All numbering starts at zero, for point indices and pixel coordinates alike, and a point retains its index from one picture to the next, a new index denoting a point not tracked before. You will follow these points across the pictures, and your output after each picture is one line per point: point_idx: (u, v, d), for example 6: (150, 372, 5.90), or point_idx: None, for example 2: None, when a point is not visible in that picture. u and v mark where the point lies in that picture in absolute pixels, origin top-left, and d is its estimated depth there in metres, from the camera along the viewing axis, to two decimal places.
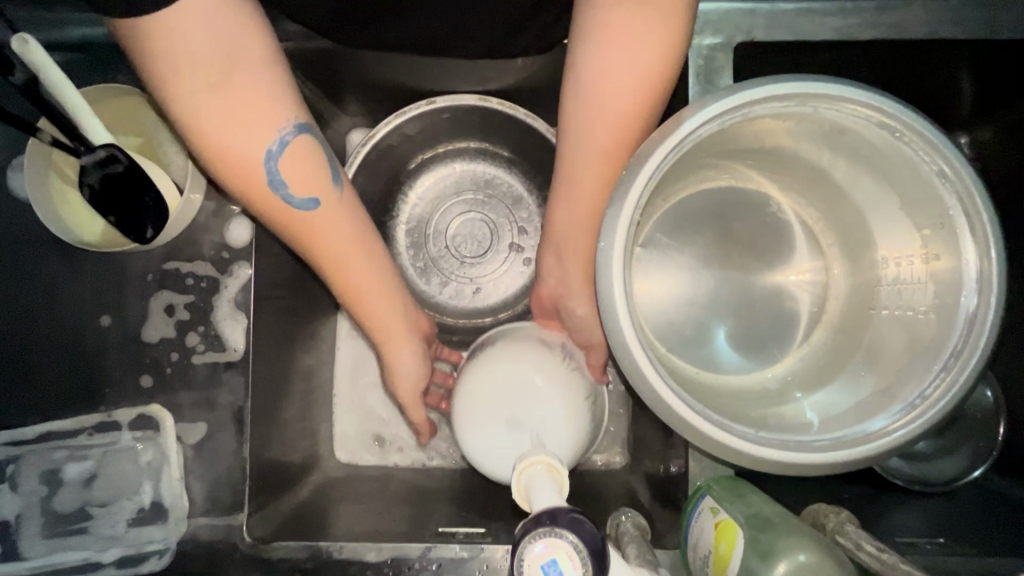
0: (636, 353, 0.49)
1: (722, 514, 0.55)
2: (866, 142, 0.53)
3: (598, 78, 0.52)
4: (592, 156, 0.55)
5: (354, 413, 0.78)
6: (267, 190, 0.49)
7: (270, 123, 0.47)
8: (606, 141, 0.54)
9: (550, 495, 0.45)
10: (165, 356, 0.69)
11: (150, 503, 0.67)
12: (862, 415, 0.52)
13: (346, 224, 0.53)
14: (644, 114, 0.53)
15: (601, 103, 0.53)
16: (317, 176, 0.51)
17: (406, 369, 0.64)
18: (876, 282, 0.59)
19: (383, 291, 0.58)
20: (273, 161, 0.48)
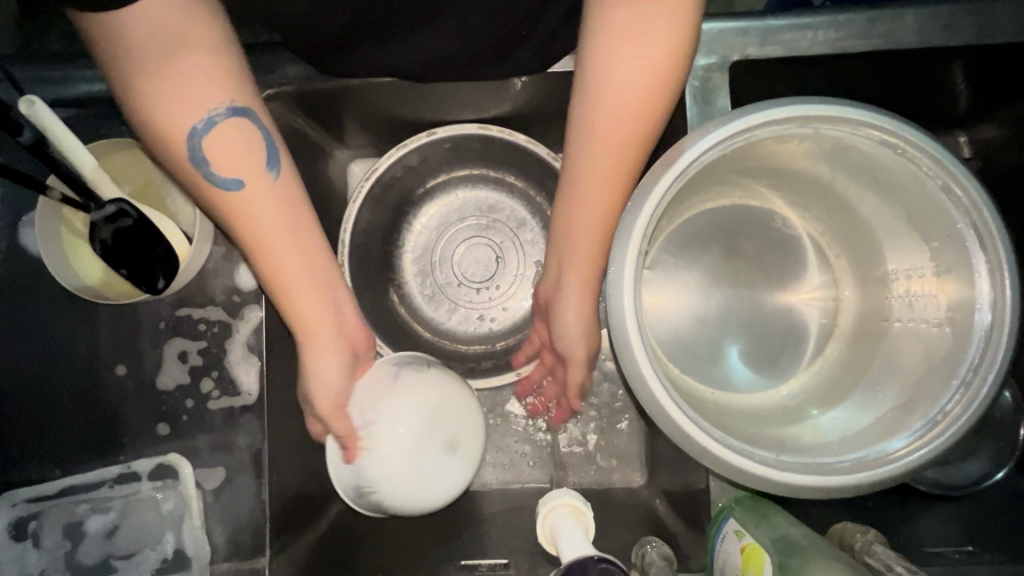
0: (652, 382, 0.49)
1: (748, 539, 0.54)
2: (869, 157, 0.54)
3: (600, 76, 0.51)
4: (596, 150, 0.54)
5: None
6: (191, 166, 0.49)
7: (197, 103, 0.48)
8: (612, 143, 0.53)
9: (576, 537, 0.49)
10: (181, 403, 0.70)
11: (173, 552, 0.67)
12: (882, 433, 0.52)
13: (271, 211, 0.51)
14: (648, 109, 0.52)
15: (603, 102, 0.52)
16: (247, 156, 0.51)
17: (329, 382, 0.58)
18: (887, 296, 0.59)
19: (316, 288, 0.55)
20: (198, 137, 0.49)
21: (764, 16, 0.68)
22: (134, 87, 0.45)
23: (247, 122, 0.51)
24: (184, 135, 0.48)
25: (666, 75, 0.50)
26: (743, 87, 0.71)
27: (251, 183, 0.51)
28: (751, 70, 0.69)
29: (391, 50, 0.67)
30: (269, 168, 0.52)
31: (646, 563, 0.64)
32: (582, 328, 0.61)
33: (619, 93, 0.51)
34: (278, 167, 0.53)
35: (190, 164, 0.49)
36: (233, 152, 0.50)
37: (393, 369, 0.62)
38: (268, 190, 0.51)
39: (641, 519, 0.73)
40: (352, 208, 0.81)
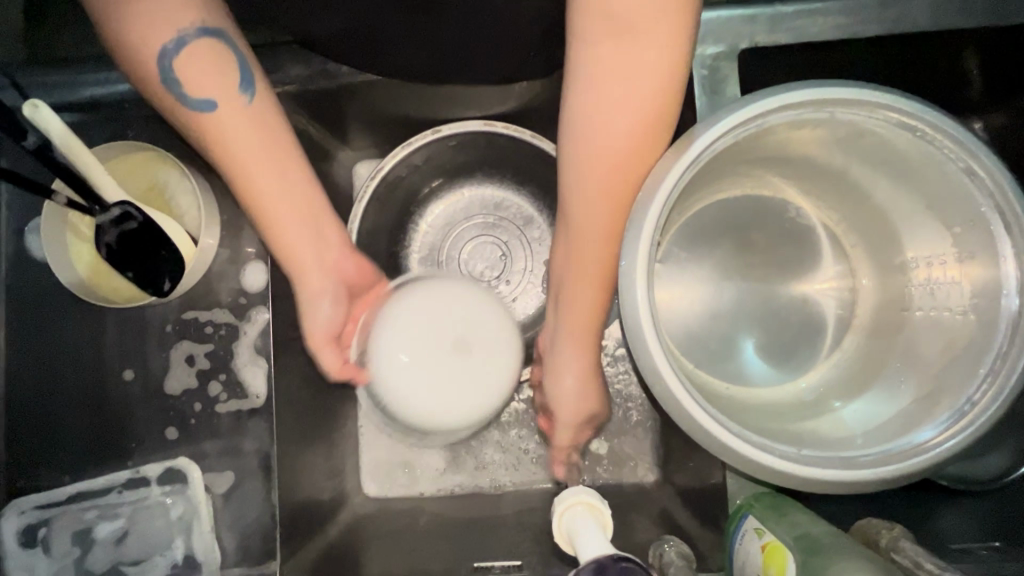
0: (667, 376, 0.47)
1: (768, 536, 0.53)
2: (886, 141, 0.52)
3: (593, 121, 0.47)
4: (593, 198, 0.50)
5: (381, 444, 0.79)
6: (166, 91, 0.50)
7: (165, 25, 0.49)
8: (605, 182, 0.49)
9: (594, 537, 0.48)
10: (189, 407, 0.69)
11: (183, 558, 0.67)
12: (907, 425, 0.50)
13: (245, 131, 0.52)
14: (646, 148, 0.48)
15: (597, 147, 0.48)
16: (218, 81, 0.51)
17: (319, 317, 0.60)
18: (907, 285, 0.57)
19: (295, 214, 0.55)
20: (169, 58, 0.50)
21: (773, 3, 0.67)
22: (104, 12, 0.47)
23: (218, 48, 0.51)
24: (156, 56, 0.49)
25: (658, 111, 0.46)
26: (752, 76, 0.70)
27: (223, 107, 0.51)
28: (761, 58, 0.68)
29: (396, 56, 0.66)
30: (243, 89, 0.52)
31: (664, 563, 0.63)
32: (575, 402, 0.61)
33: (606, 129, 0.47)
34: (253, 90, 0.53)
35: (164, 88, 0.50)
36: (205, 77, 0.51)
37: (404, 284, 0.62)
38: (237, 116, 0.52)
39: (655, 519, 0.72)
40: (357, 207, 0.82)
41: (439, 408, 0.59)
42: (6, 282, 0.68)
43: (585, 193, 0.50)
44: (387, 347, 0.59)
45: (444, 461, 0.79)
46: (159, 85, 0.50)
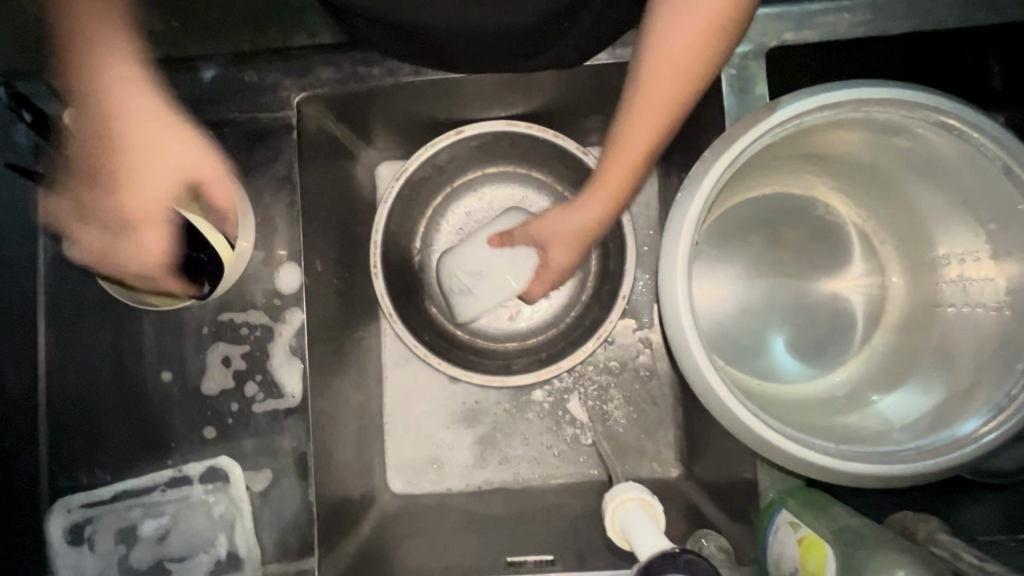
0: (709, 374, 0.48)
1: (804, 530, 0.54)
2: (919, 139, 0.53)
3: (673, 15, 0.48)
4: (652, 90, 0.52)
5: (410, 440, 0.86)
6: (88, 27, 0.51)
7: None
8: (667, 79, 0.51)
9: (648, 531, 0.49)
10: (226, 406, 0.70)
11: (226, 554, 0.68)
12: (944, 420, 0.51)
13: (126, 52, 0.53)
14: (703, 56, 0.50)
15: (669, 43, 0.49)
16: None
17: (148, 243, 0.58)
18: (938, 281, 0.58)
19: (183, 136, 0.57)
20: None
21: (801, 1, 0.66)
22: None
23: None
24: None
25: (721, 24, 0.48)
26: (780, 71, 0.70)
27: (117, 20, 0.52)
28: (788, 55, 0.68)
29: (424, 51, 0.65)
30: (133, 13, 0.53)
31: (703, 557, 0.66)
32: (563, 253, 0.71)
33: (677, 33, 0.49)
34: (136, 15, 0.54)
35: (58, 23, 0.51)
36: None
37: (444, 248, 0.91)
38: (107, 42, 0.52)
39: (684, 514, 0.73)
40: (382, 208, 0.83)
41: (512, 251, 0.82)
42: (48, 287, 0.70)
43: (646, 90, 0.52)
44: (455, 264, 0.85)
45: (473, 456, 0.85)
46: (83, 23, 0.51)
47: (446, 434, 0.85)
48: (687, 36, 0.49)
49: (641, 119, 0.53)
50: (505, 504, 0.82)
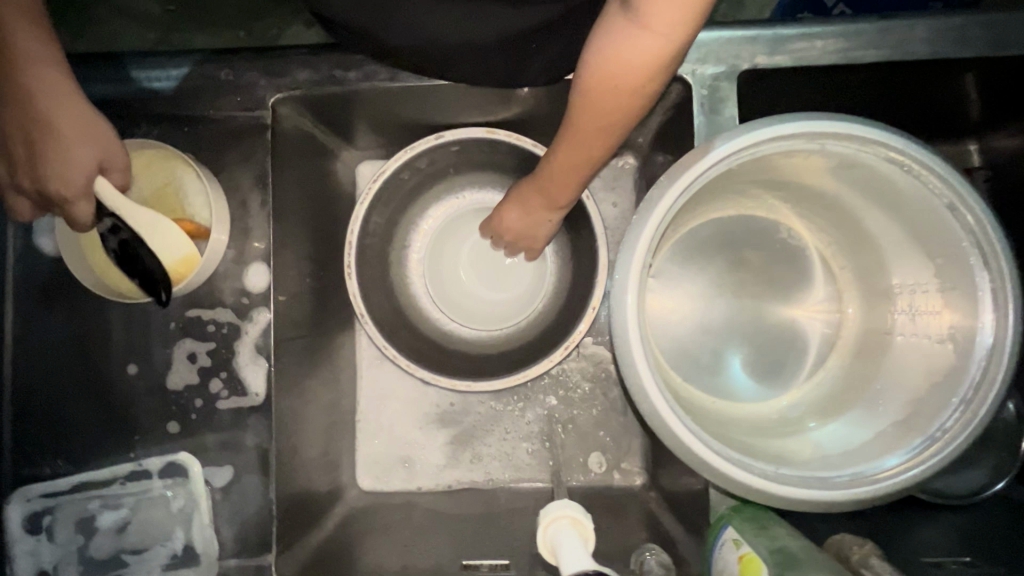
0: (654, 395, 0.49)
1: (745, 548, 0.55)
2: (873, 173, 0.54)
3: (593, 79, 0.56)
4: (575, 131, 0.61)
5: (382, 438, 0.87)
6: None
7: None
8: (587, 128, 0.61)
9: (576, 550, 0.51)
10: (190, 402, 0.71)
11: (183, 548, 0.69)
12: (880, 448, 0.52)
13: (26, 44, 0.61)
14: (617, 117, 0.59)
15: (589, 103, 0.58)
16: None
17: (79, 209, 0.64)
18: (891, 311, 0.59)
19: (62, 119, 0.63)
20: None
21: (773, 25, 0.67)
22: None
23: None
24: None
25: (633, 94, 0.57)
26: (751, 93, 0.71)
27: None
28: (761, 78, 0.69)
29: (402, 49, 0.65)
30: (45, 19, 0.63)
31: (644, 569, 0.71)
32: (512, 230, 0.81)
33: (601, 85, 0.56)
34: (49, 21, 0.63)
35: None
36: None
37: (423, 282, 0.95)
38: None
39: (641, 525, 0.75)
40: (360, 208, 0.84)
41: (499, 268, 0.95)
42: (16, 277, 0.70)
43: (572, 130, 0.62)
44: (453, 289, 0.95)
45: (443, 457, 0.86)
46: None
47: (417, 433, 0.87)
48: (605, 100, 0.57)
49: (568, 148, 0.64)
50: (467, 506, 0.83)
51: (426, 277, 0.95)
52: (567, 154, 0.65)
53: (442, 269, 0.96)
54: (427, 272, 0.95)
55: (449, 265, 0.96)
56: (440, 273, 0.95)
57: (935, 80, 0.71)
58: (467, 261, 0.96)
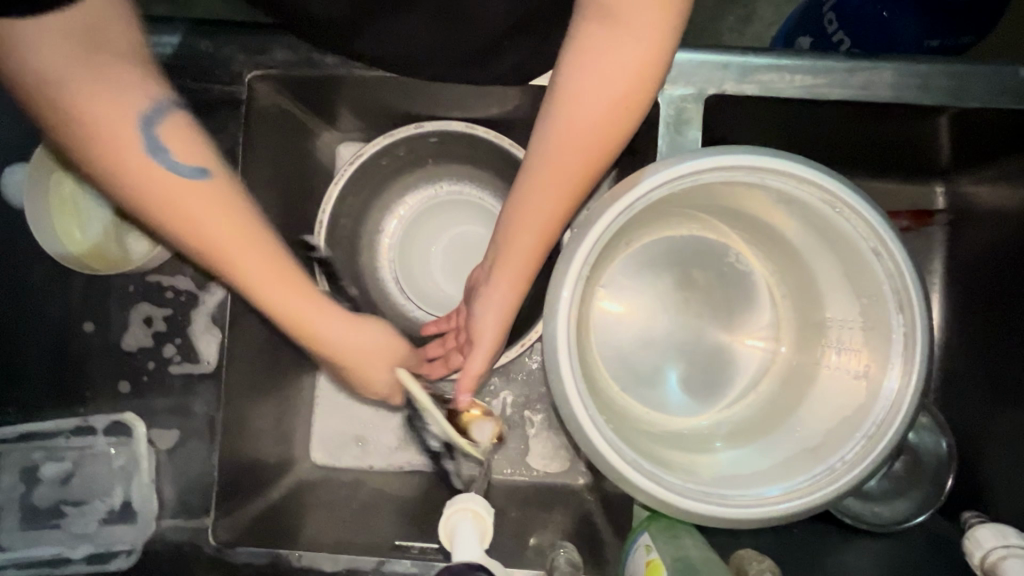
0: (574, 404, 0.51)
1: (653, 554, 0.58)
2: (810, 211, 0.57)
3: (578, 88, 0.56)
4: (559, 152, 0.58)
5: (338, 416, 0.88)
6: (147, 160, 0.50)
7: (132, 96, 0.50)
8: (574, 146, 0.58)
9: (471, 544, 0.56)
10: (143, 364, 0.73)
11: (120, 505, 0.71)
12: (786, 471, 0.55)
13: (219, 206, 0.51)
14: (607, 133, 0.57)
15: (575, 116, 0.57)
16: (135, 76, 0.50)
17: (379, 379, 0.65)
18: (822, 345, 0.61)
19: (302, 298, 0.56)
20: (150, 126, 0.51)
21: (745, 53, 0.69)
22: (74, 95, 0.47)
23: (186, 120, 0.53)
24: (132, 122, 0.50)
25: (622, 103, 0.56)
26: (718, 116, 0.73)
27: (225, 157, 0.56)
28: (728, 103, 0.71)
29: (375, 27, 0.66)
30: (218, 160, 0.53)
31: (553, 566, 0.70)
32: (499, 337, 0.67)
33: (590, 91, 0.56)
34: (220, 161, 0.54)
35: (143, 153, 0.50)
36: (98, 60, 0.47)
37: (392, 272, 0.97)
38: (228, 181, 0.53)
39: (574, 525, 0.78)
40: (333, 189, 0.84)
41: (469, 261, 0.98)
42: None
43: (555, 153, 0.58)
44: (422, 279, 0.98)
45: (397, 437, 0.87)
46: (136, 153, 0.49)
47: (372, 414, 0.88)
48: (591, 112, 0.56)
49: (551, 173, 0.59)
50: (411, 490, 0.84)
51: (396, 266, 0.98)
52: (546, 190, 0.60)
53: (412, 257, 0.98)
54: (397, 261, 0.98)
55: (420, 259, 0.99)
56: (410, 261, 0.98)
57: (900, 121, 0.73)
58: (438, 253, 0.99)
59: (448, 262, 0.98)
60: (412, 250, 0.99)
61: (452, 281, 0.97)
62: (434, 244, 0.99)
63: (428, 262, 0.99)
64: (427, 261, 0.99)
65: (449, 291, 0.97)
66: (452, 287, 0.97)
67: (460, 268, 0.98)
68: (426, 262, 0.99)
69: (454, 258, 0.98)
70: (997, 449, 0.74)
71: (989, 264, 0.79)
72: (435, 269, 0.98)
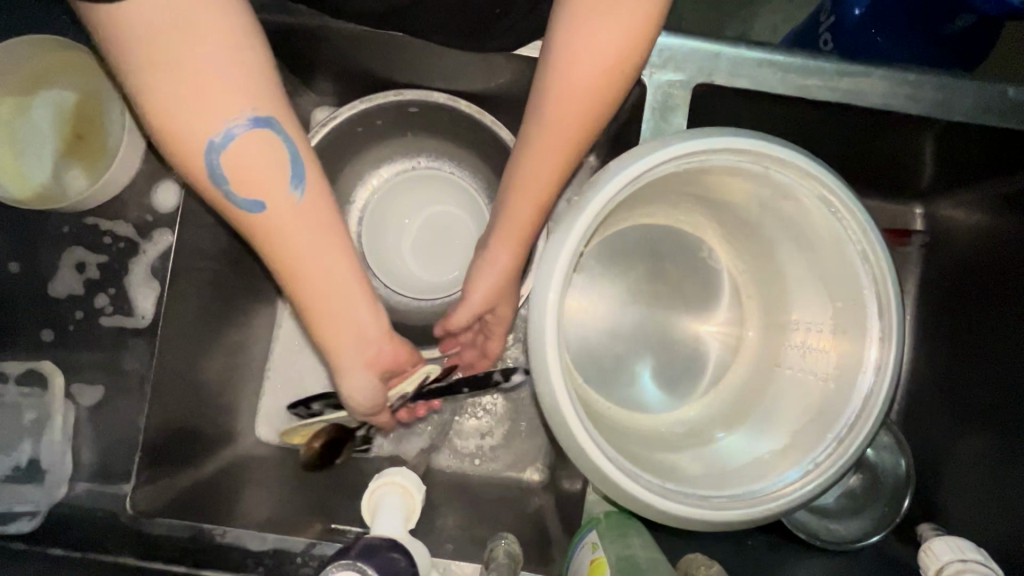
0: (558, 392, 0.48)
1: (599, 552, 0.55)
2: (795, 206, 0.55)
3: (578, 47, 0.53)
4: (561, 112, 0.55)
5: (288, 389, 0.83)
6: (214, 186, 0.48)
7: (216, 116, 0.46)
8: (576, 104, 0.55)
9: (392, 522, 0.54)
10: (69, 313, 0.72)
11: (27, 461, 0.67)
12: (754, 471, 0.53)
13: (284, 239, 0.50)
14: (607, 90, 0.55)
15: (576, 73, 0.54)
16: (239, 83, 0.46)
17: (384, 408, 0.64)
18: (785, 343, 0.60)
19: (348, 337, 0.56)
20: (215, 153, 0.47)
21: (739, 44, 0.67)
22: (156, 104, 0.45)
23: (274, 136, 0.49)
24: (203, 148, 0.47)
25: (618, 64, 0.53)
26: (706, 108, 0.71)
27: (310, 179, 0.51)
28: (717, 95, 0.68)
29: None
30: (287, 188, 0.49)
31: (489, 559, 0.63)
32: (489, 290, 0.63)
33: (586, 49, 0.53)
34: (301, 188, 0.50)
35: (211, 182, 0.48)
36: (195, 71, 0.44)
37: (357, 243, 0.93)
38: (284, 215, 0.49)
39: (524, 522, 0.74)
40: None
41: (441, 240, 0.94)
42: None
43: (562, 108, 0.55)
44: (390, 254, 0.94)
45: None
46: (205, 177, 0.48)
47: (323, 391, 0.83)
48: (589, 70, 0.53)
49: (556, 131, 0.56)
50: (358, 474, 0.80)
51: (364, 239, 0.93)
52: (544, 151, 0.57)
53: (381, 232, 0.94)
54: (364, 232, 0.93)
55: (389, 233, 0.94)
56: (377, 232, 0.94)
57: (889, 131, 0.72)
58: (408, 229, 0.95)
59: (417, 239, 0.95)
60: (379, 223, 0.94)
61: (420, 260, 0.94)
62: (405, 219, 0.95)
63: (398, 237, 0.95)
64: (398, 236, 0.95)
65: (416, 270, 0.93)
66: (420, 266, 0.93)
67: (428, 246, 0.94)
68: (393, 237, 0.95)
69: (424, 235, 0.95)
70: (956, 473, 0.73)
71: (957, 287, 0.78)
72: (404, 245, 0.94)
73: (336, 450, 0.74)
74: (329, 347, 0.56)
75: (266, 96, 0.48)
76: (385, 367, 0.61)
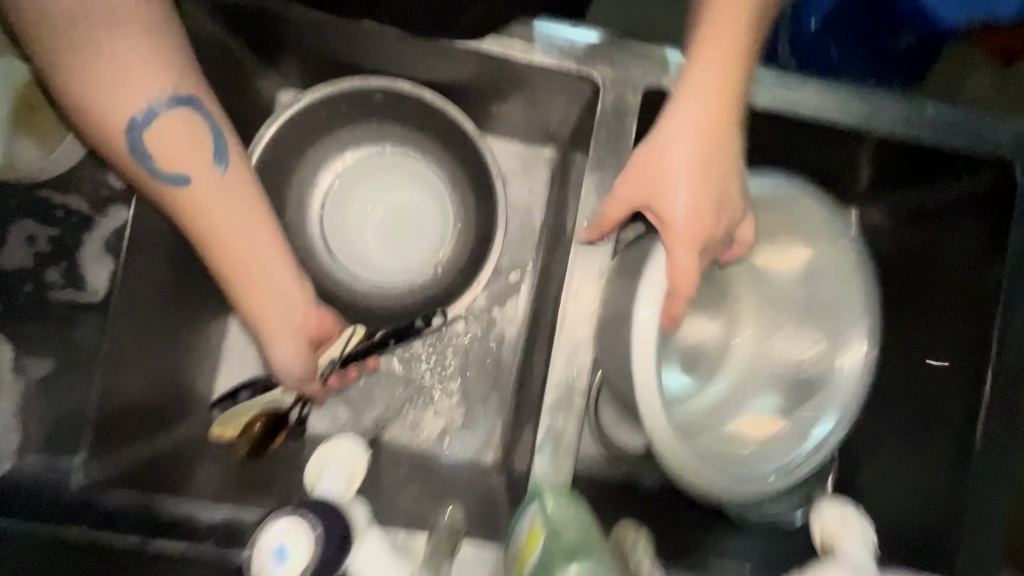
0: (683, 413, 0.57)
1: (536, 520, 0.60)
2: (830, 252, 0.72)
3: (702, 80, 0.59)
4: None
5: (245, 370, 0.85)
6: (135, 159, 0.56)
7: (136, 93, 0.54)
8: None
9: (332, 482, 0.65)
10: (17, 286, 0.70)
11: None
12: (765, 448, 0.69)
13: (219, 211, 0.58)
14: None
15: None
16: (154, 64, 0.54)
17: (292, 366, 0.67)
18: (768, 347, 0.76)
19: (262, 295, 0.62)
20: (137, 129, 0.55)
21: None
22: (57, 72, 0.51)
23: (197, 115, 0.57)
24: (124, 126, 0.54)
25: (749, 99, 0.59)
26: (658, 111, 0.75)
27: (231, 157, 0.60)
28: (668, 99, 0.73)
29: None
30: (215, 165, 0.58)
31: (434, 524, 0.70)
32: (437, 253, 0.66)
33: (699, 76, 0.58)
34: (226, 163, 0.59)
35: (132, 155, 0.55)
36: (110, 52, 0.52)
37: (317, 226, 0.94)
38: (207, 190, 0.58)
39: (474, 497, 0.78)
40: (264, 130, 0.79)
41: (403, 226, 0.96)
42: None
43: None
44: (351, 238, 0.95)
45: None
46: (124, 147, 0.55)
47: None
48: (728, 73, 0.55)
49: None
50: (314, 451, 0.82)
51: (326, 221, 0.94)
52: None
53: (343, 215, 0.95)
54: (324, 214, 0.94)
55: (350, 217, 0.95)
56: (338, 216, 0.95)
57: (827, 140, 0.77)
58: (369, 213, 0.96)
59: (379, 223, 0.96)
60: (340, 206, 0.95)
61: (382, 245, 0.95)
62: (367, 203, 0.96)
63: (358, 221, 0.95)
64: (360, 220, 0.95)
65: (377, 255, 0.94)
66: (382, 251, 0.95)
67: (388, 230, 0.95)
68: (354, 221, 0.95)
69: (386, 219, 0.96)
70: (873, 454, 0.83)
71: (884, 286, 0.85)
72: (365, 229, 0.95)
73: (272, 434, 0.79)
74: (260, 316, 0.63)
75: (187, 78, 0.56)
76: (312, 333, 0.67)
